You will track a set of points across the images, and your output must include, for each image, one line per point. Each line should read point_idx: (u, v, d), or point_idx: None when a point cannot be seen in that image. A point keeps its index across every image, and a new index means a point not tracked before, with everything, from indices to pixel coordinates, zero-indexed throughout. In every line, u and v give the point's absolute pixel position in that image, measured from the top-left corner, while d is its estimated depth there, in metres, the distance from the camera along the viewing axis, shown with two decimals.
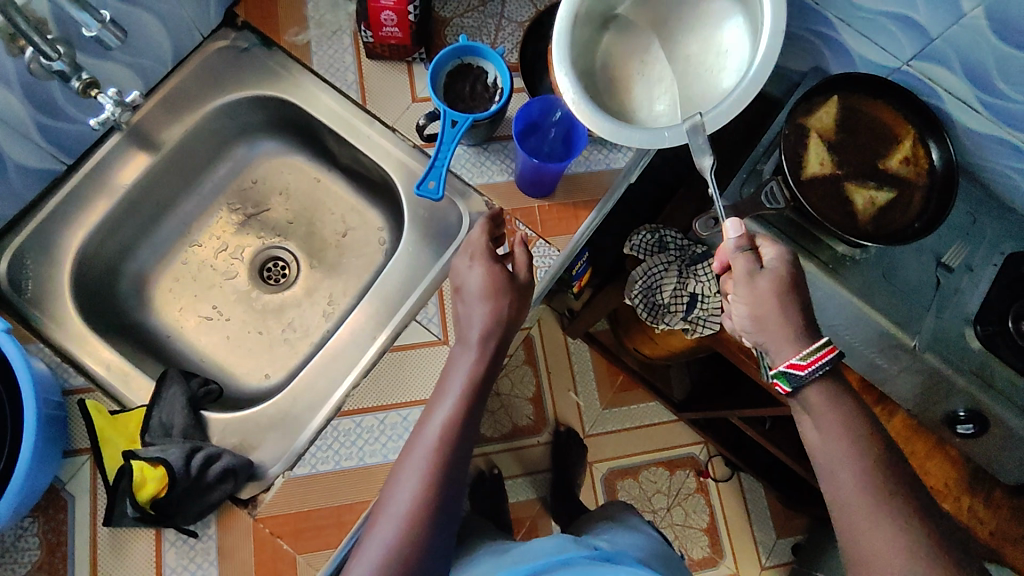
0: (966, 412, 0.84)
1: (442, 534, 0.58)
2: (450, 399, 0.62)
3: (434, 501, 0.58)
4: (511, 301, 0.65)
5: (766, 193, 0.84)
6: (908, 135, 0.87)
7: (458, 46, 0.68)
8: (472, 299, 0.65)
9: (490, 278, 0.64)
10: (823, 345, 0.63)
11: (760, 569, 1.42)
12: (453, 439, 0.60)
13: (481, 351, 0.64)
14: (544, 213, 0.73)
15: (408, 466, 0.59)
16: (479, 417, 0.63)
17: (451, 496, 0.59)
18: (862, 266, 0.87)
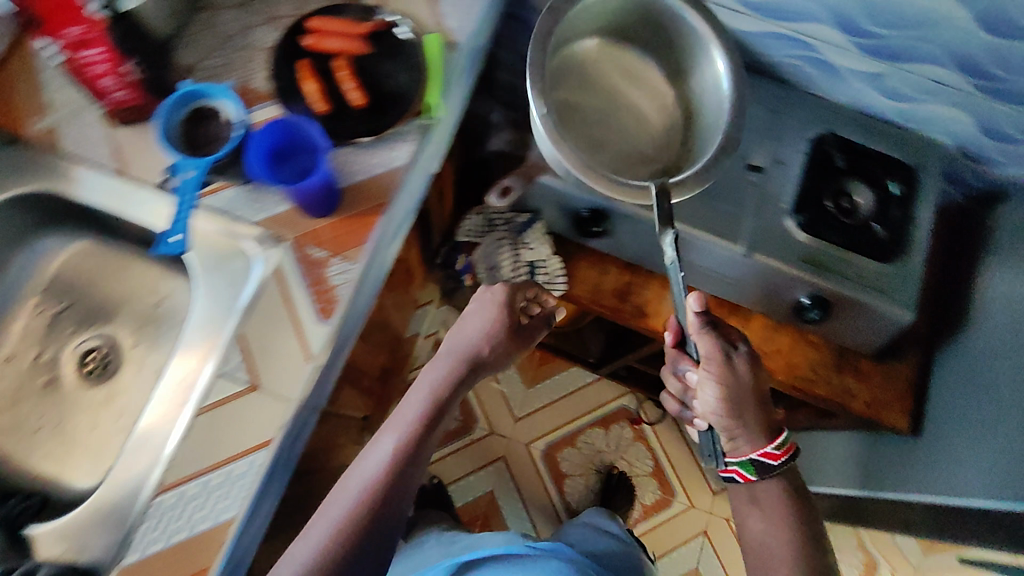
0: (810, 298, 0.86)
1: (365, 558, 0.61)
2: (399, 432, 0.69)
3: (373, 519, 0.62)
4: (503, 347, 0.81)
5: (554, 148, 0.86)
6: None
7: (179, 94, 0.67)
8: (476, 321, 0.81)
9: (498, 317, 0.81)
10: (785, 437, 0.76)
11: (711, 496, 1.45)
12: (402, 457, 0.67)
13: (450, 373, 0.76)
14: (332, 230, 0.71)
15: (349, 483, 0.65)
16: (422, 462, 0.69)
17: (384, 523, 0.63)
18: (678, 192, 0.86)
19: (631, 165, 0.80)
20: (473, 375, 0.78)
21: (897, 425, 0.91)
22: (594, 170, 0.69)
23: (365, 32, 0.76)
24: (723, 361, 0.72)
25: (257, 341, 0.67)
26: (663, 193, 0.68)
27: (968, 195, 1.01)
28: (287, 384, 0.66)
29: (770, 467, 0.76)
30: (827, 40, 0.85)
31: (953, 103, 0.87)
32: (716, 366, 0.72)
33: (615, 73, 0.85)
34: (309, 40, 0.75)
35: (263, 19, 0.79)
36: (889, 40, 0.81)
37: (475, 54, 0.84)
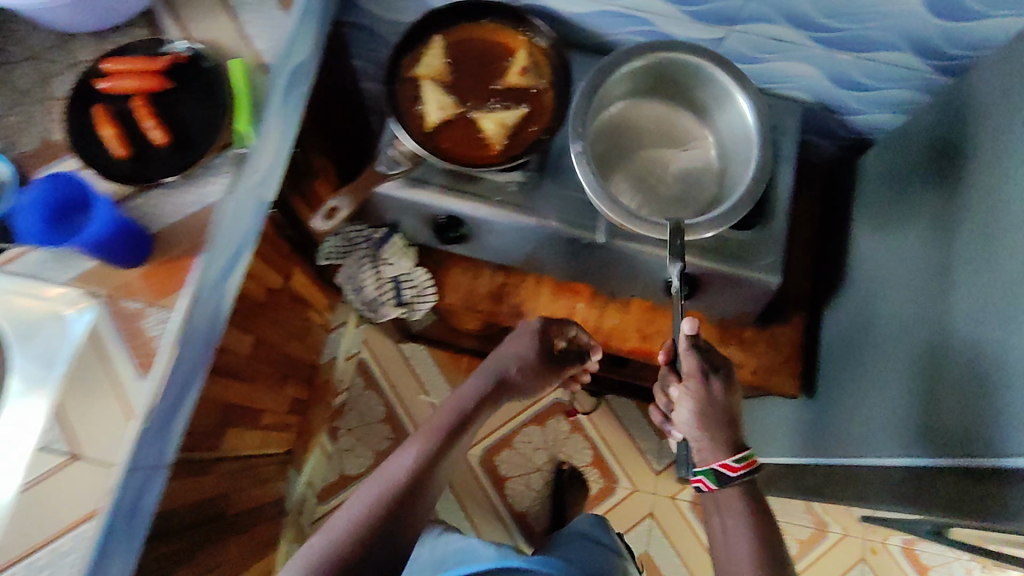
0: (677, 275, 0.85)
1: (385, 543, 0.66)
2: (425, 437, 0.75)
3: (392, 510, 0.68)
4: (533, 374, 0.84)
5: (384, 162, 0.77)
6: (521, 45, 0.82)
7: None
8: (518, 339, 0.84)
9: (530, 348, 0.83)
10: (746, 453, 0.74)
11: (655, 477, 1.44)
12: (419, 473, 0.72)
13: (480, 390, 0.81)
14: (146, 280, 0.69)
15: (368, 486, 0.71)
16: (442, 468, 0.74)
17: (405, 515, 0.69)
18: (531, 187, 0.84)
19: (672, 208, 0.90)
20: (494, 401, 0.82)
21: (786, 389, 0.91)
22: (614, 202, 0.73)
23: (162, 67, 0.71)
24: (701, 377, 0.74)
25: (74, 408, 0.65)
26: (676, 231, 0.72)
27: (842, 146, 0.98)
28: (110, 449, 0.64)
29: (724, 480, 0.75)
30: (657, 12, 0.80)
31: (797, 58, 0.83)
32: (696, 383, 0.75)
33: (661, 120, 0.93)
34: (103, 83, 0.70)
35: (62, 66, 0.74)
36: (718, 4, 0.76)
37: (298, 72, 0.80)
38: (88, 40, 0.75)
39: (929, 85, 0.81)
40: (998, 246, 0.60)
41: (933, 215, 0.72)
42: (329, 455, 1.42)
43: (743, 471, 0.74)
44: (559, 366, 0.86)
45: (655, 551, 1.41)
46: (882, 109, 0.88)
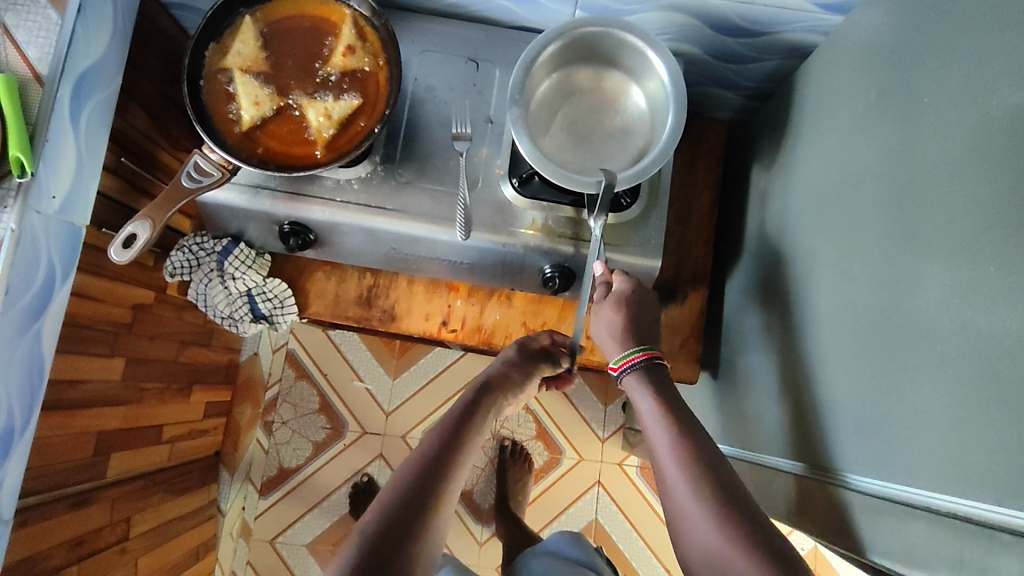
0: (551, 267, 0.77)
1: (428, 523, 0.57)
2: (445, 416, 0.69)
3: (430, 483, 0.60)
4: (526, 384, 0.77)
5: (191, 168, 0.68)
6: (343, 21, 0.73)
7: None
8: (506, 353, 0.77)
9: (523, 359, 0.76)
10: (634, 348, 0.69)
11: (601, 444, 1.40)
12: (447, 451, 0.63)
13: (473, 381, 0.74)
14: None
15: (404, 465, 0.62)
16: (471, 441, 0.66)
17: (447, 491, 0.61)
18: (374, 182, 0.75)
19: (633, 156, 0.71)
20: (493, 404, 0.72)
21: (686, 374, 0.85)
22: (547, 164, 0.66)
23: None
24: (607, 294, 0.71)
25: None
26: (596, 186, 0.65)
27: (745, 97, 0.87)
28: None
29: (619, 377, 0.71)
30: None
31: (666, 7, 0.72)
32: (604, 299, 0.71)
33: (607, 57, 0.71)
34: None
35: None
36: None
37: (90, 78, 0.71)
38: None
39: (817, 25, 0.71)
40: (873, 246, 0.57)
41: (814, 200, 0.68)
42: (266, 449, 1.39)
43: (639, 360, 0.69)
44: (536, 368, 0.77)
45: (605, 518, 1.37)
46: (772, 56, 0.78)
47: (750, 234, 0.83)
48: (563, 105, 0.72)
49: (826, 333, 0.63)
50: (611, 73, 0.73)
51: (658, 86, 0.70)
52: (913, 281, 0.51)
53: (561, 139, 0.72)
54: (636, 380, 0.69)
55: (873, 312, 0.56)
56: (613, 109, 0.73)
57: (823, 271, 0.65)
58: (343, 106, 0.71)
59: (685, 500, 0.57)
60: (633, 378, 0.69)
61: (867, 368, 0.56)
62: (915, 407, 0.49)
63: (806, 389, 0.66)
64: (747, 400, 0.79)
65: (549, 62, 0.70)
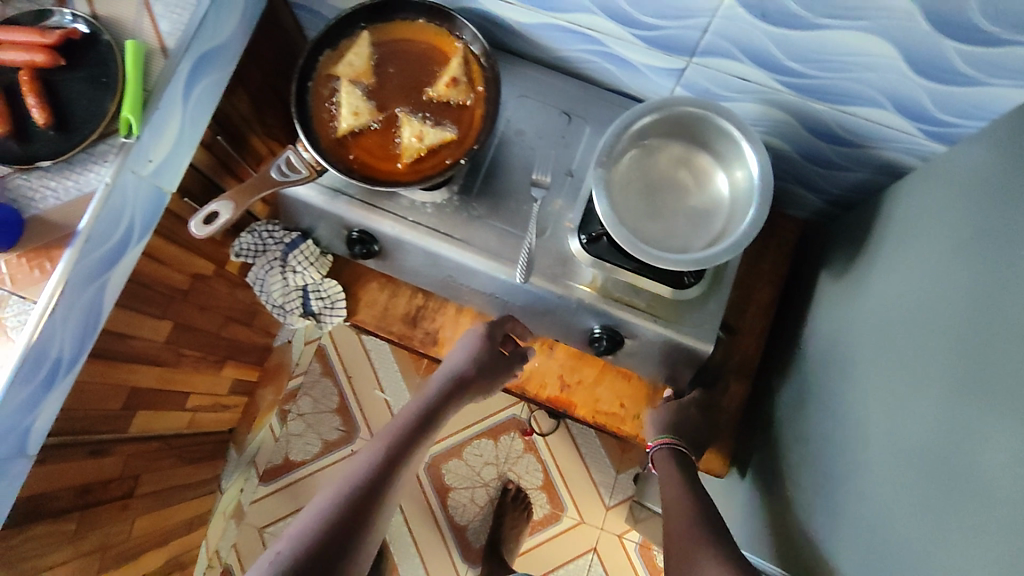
0: (600, 328, 0.77)
1: (366, 522, 0.68)
2: (397, 427, 0.79)
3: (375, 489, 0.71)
4: (486, 379, 0.81)
5: (281, 164, 0.71)
6: (453, 53, 0.77)
7: None
8: (464, 345, 0.83)
9: (476, 350, 0.81)
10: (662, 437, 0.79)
11: (605, 511, 1.36)
12: (388, 461, 0.74)
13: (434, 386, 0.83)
14: (15, 267, 0.66)
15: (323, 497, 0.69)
16: (396, 480, 0.74)
17: (385, 492, 0.72)
18: (448, 211, 0.77)
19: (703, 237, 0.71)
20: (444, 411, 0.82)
21: (716, 468, 0.83)
22: (619, 228, 0.67)
23: (52, 42, 0.69)
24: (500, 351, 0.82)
25: None
26: (659, 261, 0.66)
27: (829, 203, 0.87)
28: None
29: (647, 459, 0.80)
30: (604, 31, 0.73)
31: (766, 101, 0.75)
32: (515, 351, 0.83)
33: (700, 136, 0.72)
34: None
35: None
36: (667, 31, 0.69)
37: (211, 57, 0.76)
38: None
39: (916, 148, 0.71)
40: (941, 379, 0.55)
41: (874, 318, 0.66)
42: (277, 437, 1.40)
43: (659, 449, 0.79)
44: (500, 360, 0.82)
45: None
46: (864, 168, 0.78)
47: (807, 338, 0.81)
48: (645, 171, 0.73)
49: (869, 461, 0.61)
50: (700, 153, 0.73)
51: (744, 174, 0.70)
52: (982, 424, 0.48)
53: (637, 204, 0.72)
54: (667, 458, 0.77)
55: (924, 448, 0.53)
56: (693, 188, 0.73)
57: (876, 394, 0.63)
58: (436, 133, 0.73)
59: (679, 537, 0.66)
60: (661, 455, 0.77)
61: (913, 508, 0.53)
62: (959, 564, 0.46)
63: (843, 513, 0.62)
64: (777, 509, 0.76)
65: (644, 128, 0.71)
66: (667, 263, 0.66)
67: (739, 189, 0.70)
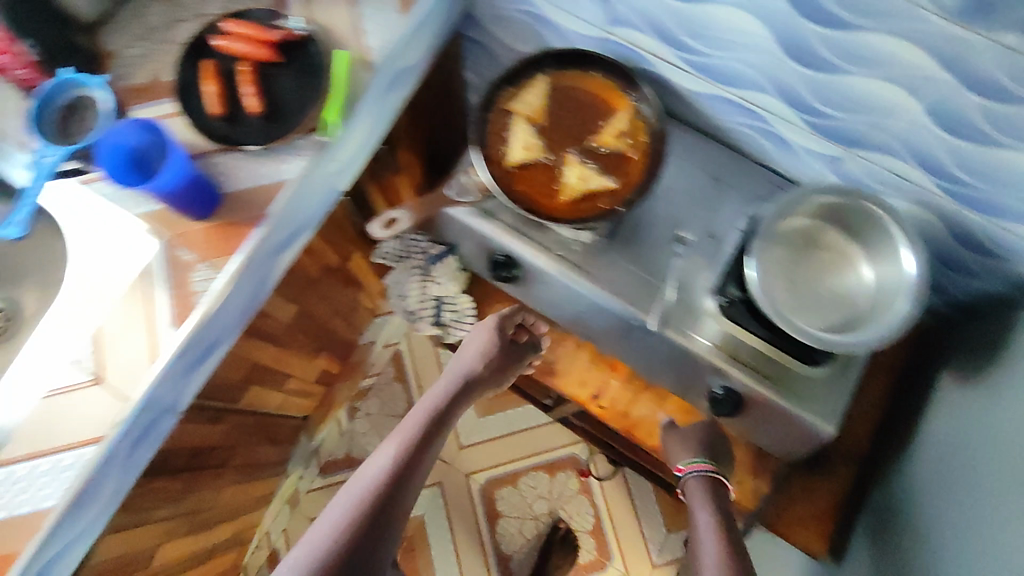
0: (722, 389, 0.79)
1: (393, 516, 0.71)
2: (412, 423, 0.81)
3: (402, 482, 0.74)
4: (495, 368, 0.87)
5: (454, 185, 0.82)
6: (622, 105, 0.81)
7: (55, 82, 0.65)
8: (471, 345, 0.88)
9: (489, 343, 0.87)
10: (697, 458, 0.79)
11: (649, 569, 1.35)
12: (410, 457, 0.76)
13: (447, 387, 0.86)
14: (206, 236, 0.70)
15: (347, 493, 0.72)
16: (419, 471, 0.77)
17: (409, 484, 0.75)
18: (594, 253, 0.81)
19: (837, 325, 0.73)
20: (460, 402, 0.85)
21: (815, 549, 0.85)
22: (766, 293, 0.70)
23: (274, 41, 0.74)
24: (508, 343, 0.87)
25: (110, 337, 0.68)
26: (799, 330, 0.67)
27: (951, 308, 0.89)
28: (129, 384, 0.66)
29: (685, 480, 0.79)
30: (772, 111, 0.77)
31: (919, 202, 0.77)
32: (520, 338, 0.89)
33: (855, 230, 0.76)
34: (219, 40, 0.73)
35: (190, 15, 0.79)
36: (839, 122, 0.73)
37: (401, 75, 0.82)
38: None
39: None
40: None
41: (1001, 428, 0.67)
42: (342, 432, 1.44)
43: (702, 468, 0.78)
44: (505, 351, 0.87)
45: None
46: (999, 282, 0.80)
47: (918, 437, 0.82)
48: (794, 246, 0.76)
49: None
50: (850, 247, 0.76)
51: (890, 276, 0.72)
52: None
53: (782, 274, 0.74)
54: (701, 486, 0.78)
55: None
56: (834, 276, 0.76)
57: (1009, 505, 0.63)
58: (598, 178, 0.78)
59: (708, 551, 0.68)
60: (698, 480, 0.78)
61: None
62: None
63: None
64: None
65: (804, 206, 0.75)
66: (806, 334, 0.68)
67: (881, 290, 0.73)
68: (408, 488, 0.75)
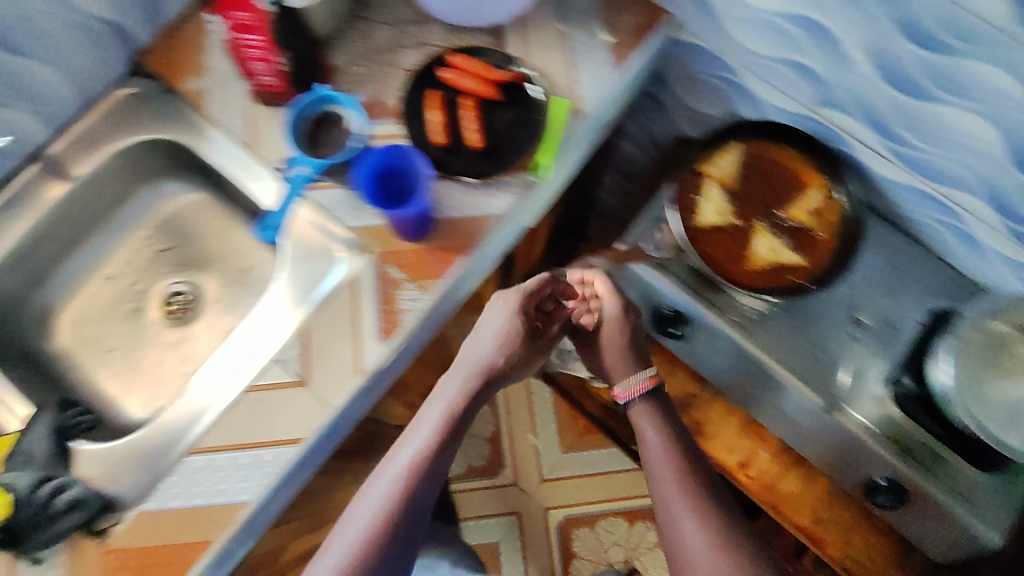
0: (887, 481, 0.78)
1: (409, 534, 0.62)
2: (433, 419, 0.69)
3: (427, 489, 0.64)
4: (518, 357, 0.76)
5: (650, 241, 0.82)
6: (815, 184, 0.80)
7: (316, 95, 0.71)
8: (489, 335, 0.76)
9: (509, 328, 0.76)
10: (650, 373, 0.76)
11: None
12: (428, 461, 0.65)
13: (463, 387, 0.73)
14: (415, 257, 0.73)
15: (371, 492, 0.63)
16: (441, 475, 0.66)
17: (428, 495, 0.64)
18: (769, 321, 0.81)
19: None
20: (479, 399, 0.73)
21: None
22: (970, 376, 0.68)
23: (497, 80, 0.76)
24: (529, 330, 0.78)
25: (317, 340, 0.70)
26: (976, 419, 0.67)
27: None
28: (332, 390, 0.68)
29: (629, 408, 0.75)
30: (974, 213, 0.77)
31: None
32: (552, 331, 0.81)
33: None
34: (445, 73, 0.76)
35: (414, 42, 0.80)
36: None
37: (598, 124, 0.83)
38: (441, 28, 0.81)
39: None
40: None
41: None
42: None
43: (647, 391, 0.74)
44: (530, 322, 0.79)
45: None
46: None
47: None
48: None
49: None
50: None
51: None
52: None
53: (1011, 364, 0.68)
54: (651, 422, 0.72)
55: None
56: None
57: None
58: (789, 252, 0.78)
59: (668, 491, 0.65)
60: (641, 406, 0.74)
61: None
62: None
63: None
64: None
65: None
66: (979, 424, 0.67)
67: None
68: (428, 495, 0.65)
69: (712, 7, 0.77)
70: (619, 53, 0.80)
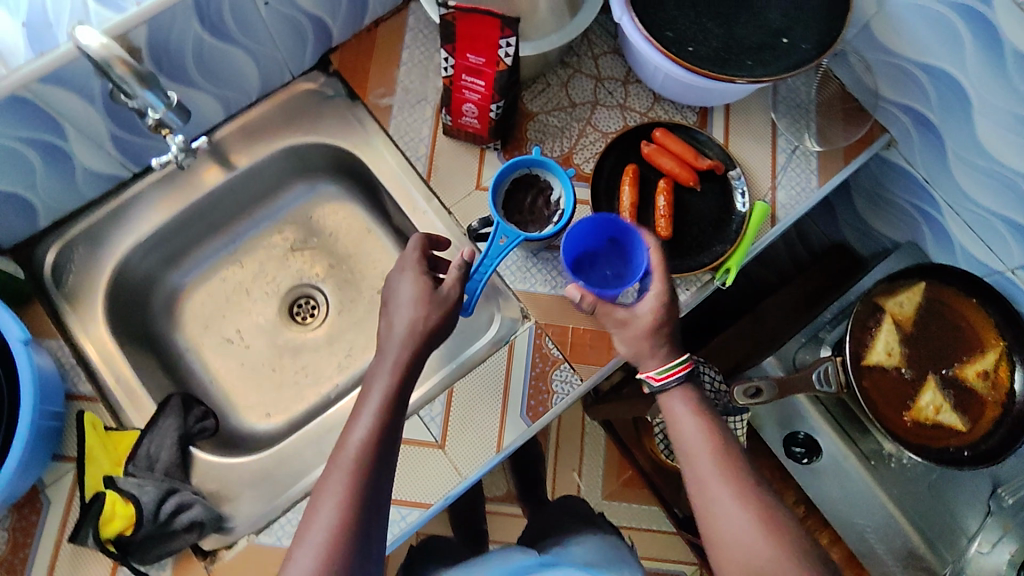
0: None
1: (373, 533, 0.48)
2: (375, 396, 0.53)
3: (382, 480, 0.50)
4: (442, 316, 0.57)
5: (818, 373, 0.76)
6: (992, 346, 0.75)
7: (531, 158, 0.65)
8: (399, 306, 0.57)
9: (421, 289, 0.57)
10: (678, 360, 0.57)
11: None
12: (384, 443, 0.51)
13: (400, 358, 0.54)
14: (576, 335, 0.69)
15: (324, 494, 0.48)
16: (393, 461, 0.52)
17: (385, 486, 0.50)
18: (906, 472, 0.80)
19: None
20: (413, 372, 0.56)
21: None
22: None
23: (701, 167, 0.70)
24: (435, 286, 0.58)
25: (461, 402, 0.67)
26: None
27: None
28: (468, 460, 0.66)
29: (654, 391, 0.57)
30: None
31: None
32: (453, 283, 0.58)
33: None
34: (648, 148, 0.71)
35: (614, 101, 0.75)
36: None
37: None
38: (647, 92, 0.75)
39: None
40: None
41: None
42: None
43: (681, 374, 0.56)
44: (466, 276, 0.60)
45: None
46: None
47: None
48: None
49: None
50: None
51: None
52: None
53: None
54: (681, 399, 0.57)
55: None
56: None
57: None
58: (949, 414, 0.74)
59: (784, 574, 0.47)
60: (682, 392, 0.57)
61: None
62: None
63: None
64: None
65: None
66: None
67: None
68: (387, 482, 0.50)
69: (942, 137, 0.72)
70: (827, 162, 0.73)
